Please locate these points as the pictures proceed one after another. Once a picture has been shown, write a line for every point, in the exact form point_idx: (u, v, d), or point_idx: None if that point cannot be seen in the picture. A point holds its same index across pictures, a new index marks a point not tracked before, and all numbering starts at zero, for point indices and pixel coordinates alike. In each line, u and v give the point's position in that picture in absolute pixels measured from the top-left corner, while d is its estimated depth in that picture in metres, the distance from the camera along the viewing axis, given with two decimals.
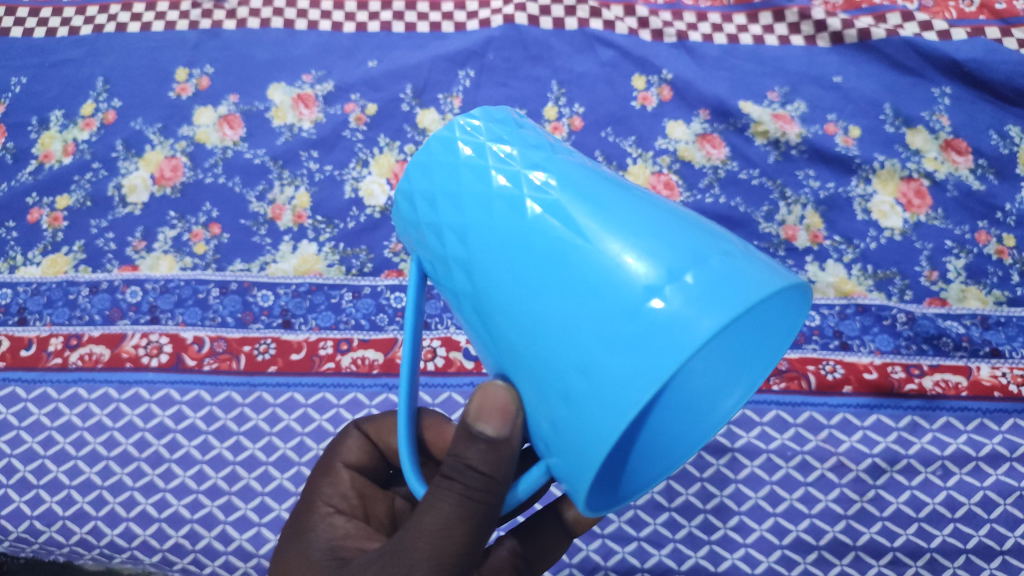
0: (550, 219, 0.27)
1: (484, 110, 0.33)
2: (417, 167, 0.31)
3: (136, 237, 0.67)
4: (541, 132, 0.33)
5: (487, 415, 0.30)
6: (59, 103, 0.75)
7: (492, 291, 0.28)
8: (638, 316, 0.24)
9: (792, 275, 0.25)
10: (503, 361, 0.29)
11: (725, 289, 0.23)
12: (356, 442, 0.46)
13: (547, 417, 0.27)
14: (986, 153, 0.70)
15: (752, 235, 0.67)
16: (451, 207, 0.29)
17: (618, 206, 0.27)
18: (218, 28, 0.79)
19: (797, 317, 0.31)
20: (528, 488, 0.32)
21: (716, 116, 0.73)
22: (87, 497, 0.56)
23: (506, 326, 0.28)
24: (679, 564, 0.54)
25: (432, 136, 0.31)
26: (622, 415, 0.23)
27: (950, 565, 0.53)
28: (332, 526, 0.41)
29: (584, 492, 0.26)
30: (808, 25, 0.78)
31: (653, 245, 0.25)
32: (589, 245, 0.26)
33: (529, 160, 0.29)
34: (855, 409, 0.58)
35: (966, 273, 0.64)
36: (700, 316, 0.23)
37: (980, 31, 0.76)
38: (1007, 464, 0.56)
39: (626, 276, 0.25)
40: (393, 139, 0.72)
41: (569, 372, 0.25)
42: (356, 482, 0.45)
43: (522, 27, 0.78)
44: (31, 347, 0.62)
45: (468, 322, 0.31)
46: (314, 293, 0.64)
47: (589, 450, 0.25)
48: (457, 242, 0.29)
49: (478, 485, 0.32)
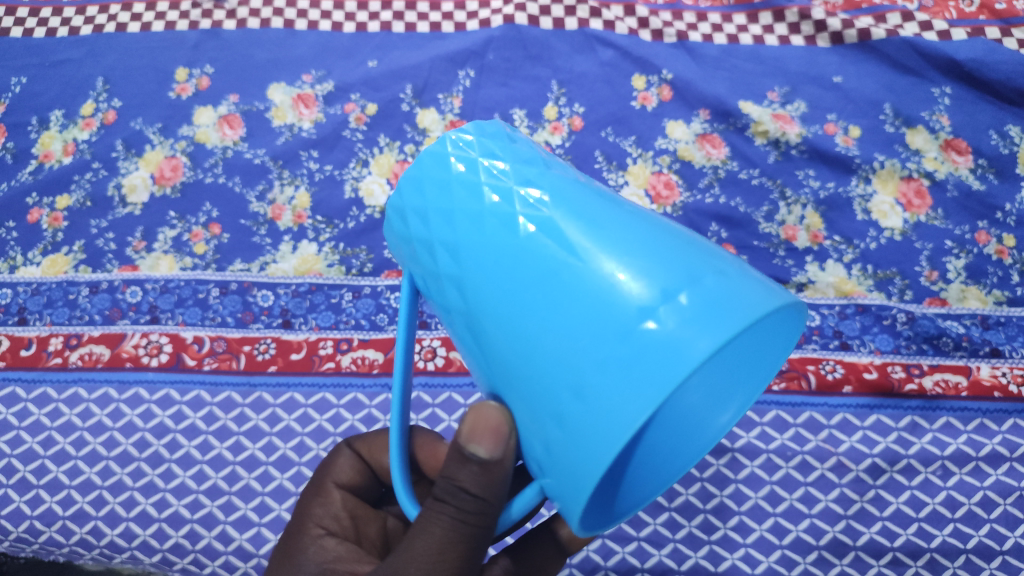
0: (543, 237, 0.27)
1: (476, 123, 0.32)
2: (410, 182, 0.31)
3: (135, 237, 0.67)
4: (534, 145, 0.33)
5: (480, 436, 0.30)
6: (59, 103, 0.75)
7: (485, 309, 0.28)
8: (632, 338, 0.24)
9: (788, 293, 0.25)
10: (496, 380, 0.29)
11: (721, 311, 0.23)
12: (348, 461, 0.46)
13: (540, 438, 0.27)
14: (986, 153, 0.70)
15: (752, 235, 0.67)
16: (444, 223, 0.29)
17: (611, 223, 0.27)
18: (219, 28, 0.79)
19: (794, 330, 0.31)
20: (521, 509, 0.32)
21: (716, 116, 0.73)
22: (87, 497, 0.56)
23: (499, 345, 0.28)
24: (679, 564, 0.54)
25: (424, 151, 0.31)
26: (616, 439, 0.23)
27: (950, 565, 0.53)
28: (322, 549, 0.41)
29: (578, 515, 0.26)
30: (808, 25, 0.78)
31: (648, 263, 0.25)
32: (582, 263, 0.26)
33: (522, 175, 0.29)
34: (855, 410, 0.58)
35: (966, 273, 0.64)
36: (696, 337, 0.23)
37: (980, 31, 0.76)
38: (1007, 464, 0.56)
39: (620, 296, 0.25)
40: (393, 139, 0.72)
41: (563, 394, 0.25)
42: (348, 502, 0.45)
43: (522, 27, 0.78)
44: (31, 347, 0.62)
45: (461, 339, 0.31)
46: (314, 293, 0.64)
47: (583, 473, 0.25)
48: (449, 259, 0.29)
49: (471, 508, 0.33)
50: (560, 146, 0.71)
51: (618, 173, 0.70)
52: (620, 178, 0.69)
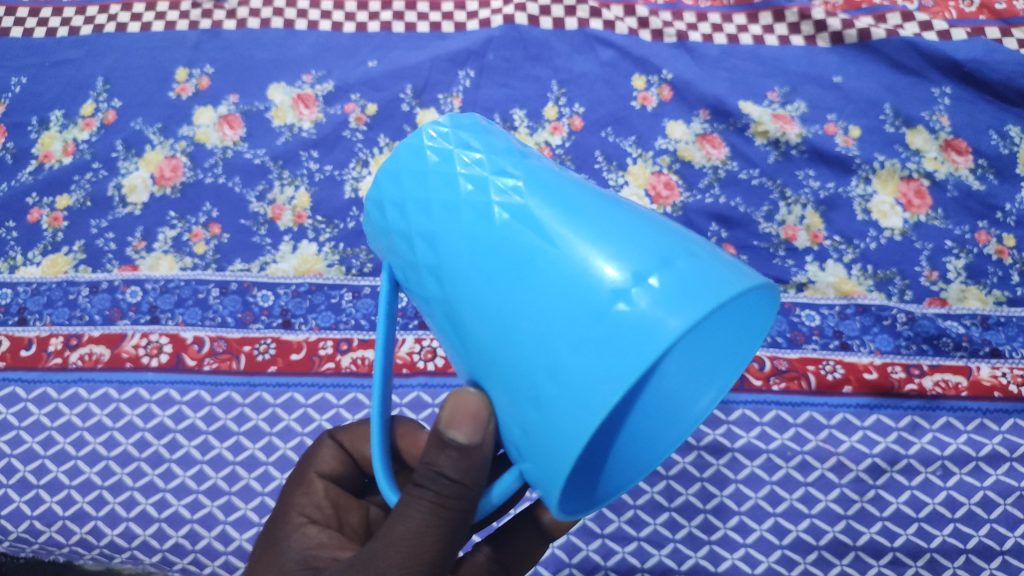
0: (518, 224, 0.27)
1: (452, 116, 0.32)
2: (387, 174, 0.31)
3: (136, 237, 0.67)
4: (511, 136, 0.33)
5: (459, 422, 0.30)
6: (59, 103, 0.75)
7: (463, 297, 0.28)
8: (606, 319, 0.24)
9: (759, 274, 0.25)
10: (474, 366, 0.29)
11: (692, 291, 0.23)
12: (330, 451, 0.46)
13: (518, 421, 0.27)
14: (986, 153, 0.70)
15: (752, 235, 0.67)
16: (421, 213, 0.29)
17: (589, 210, 0.27)
18: (219, 28, 0.79)
19: (766, 319, 0.31)
20: (502, 494, 0.32)
21: (716, 116, 0.73)
22: (87, 497, 0.56)
23: (477, 332, 0.28)
24: (679, 564, 0.53)
25: (400, 143, 0.31)
26: (591, 418, 0.23)
27: (950, 565, 0.53)
28: (305, 536, 0.41)
29: (556, 496, 0.26)
30: (808, 25, 0.78)
31: (622, 248, 0.25)
32: (556, 249, 0.26)
33: (497, 164, 0.29)
34: (855, 410, 0.58)
35: (966, 273, 0.65)
36: (667, 317, 0.23)
37: (980, 31, 0.76)
38: (1007, 464, 0.56)
39: (593, 279, 0.25)
40: (393, 139, 0.72)
41: (538, 377, 0.25)
42: (330, 492, 0.45)
43: (522, 27, 0.78)
44: (31, 347, 0.62)
45: (440, 328, 0.31)
46: (314, 293, 0.64)
47: (559, 455, 0.25)
48: (427, 248, 0.29)
49: (450, 493, 0.32)
50: (560, 147, 0.71)
51: (618, 173, 0.70)
52: (620, 178, 0.70)
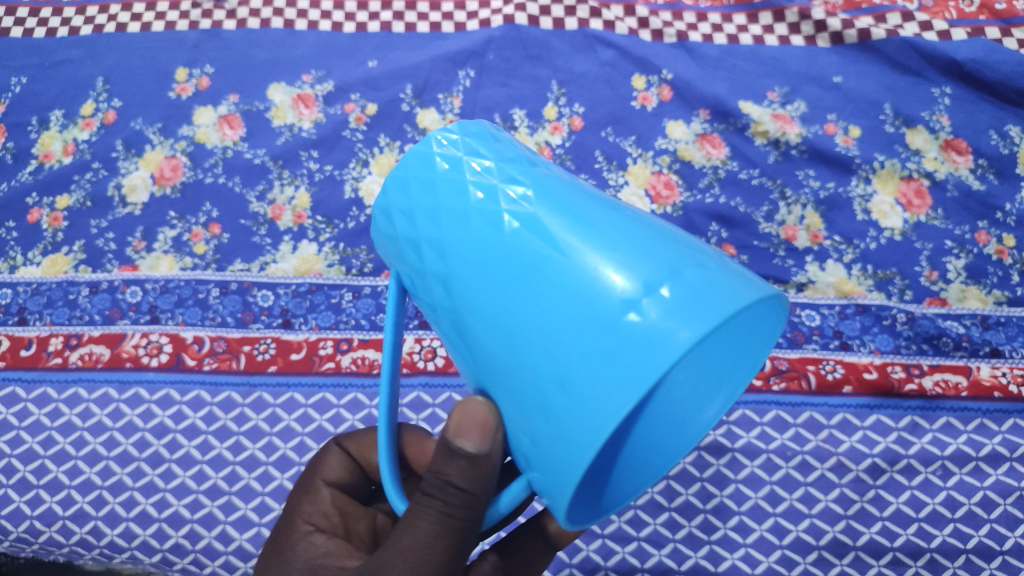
0: (528, 233, 0.27)
1: (460, 124, 0.32)
2: (396, 182, 0.31)
3: (135, 237, 0.67)
4: (519, 144, 0.33)
5: (467, 431, 0.30)
6: (59, 103, 0.75)
7: (470, 305, 0.28)
8: (616, 330, 0.24)
9: (768, 285, 0.25)
10: (482, 375, 0.29)
11: (702, 301, 0.23)
12: (337, 459, 0.46)
13: (526, 431, 0.27)
14: (986, 153, 0.70)
15: (753, 235, 0.67)
16: (430, 221, 0.29)
17: (598, 220, 0.27)
18: (219, 28, 0.79)
19: (773, 328, 0.31)
20: (509, 503, 0.32)
21: (716, 116, 0.73)
22: (87, 497, 0.56)
23: (485, 341, 0.28)
24: (679, 564, 0.54)
25: (409, 151, 0.31)
26: (600, 428, 0.24)
27: (950, 565, 0.53)
28: (312, 544, 0.41)
29: (564, 506, 0.26)
30: (808, 25, 0.78)
31: (631, 257, 0.25)
32: (566, 259, 0.26)
33: (507, 173, 0.29)
34: (855, 410, 0.58)
35: (966, 273, 0.64)
36: (678, 328, 0.23)
37: (980, 31, 0.76)
38: (1007, 464, 0.56)
39: (603, 289, 0.25)
40: (393, 139, 0.72)
41: (547, 387, 0.25)
42: (337, 499, 0.45)
43: (522, 27, 0.78)
44: (31, 347, 0.62)
45: (447, 336, 0.31)
46: (314, 293, 0.64)
47: (568, 465, 0.25)
48: (435, 257, 0.29)
49: (458, 502, 0.32)
50: (560, 146, 0.71)
51: (618, 173, 0.70)
52: (620, 178, 0.70)
